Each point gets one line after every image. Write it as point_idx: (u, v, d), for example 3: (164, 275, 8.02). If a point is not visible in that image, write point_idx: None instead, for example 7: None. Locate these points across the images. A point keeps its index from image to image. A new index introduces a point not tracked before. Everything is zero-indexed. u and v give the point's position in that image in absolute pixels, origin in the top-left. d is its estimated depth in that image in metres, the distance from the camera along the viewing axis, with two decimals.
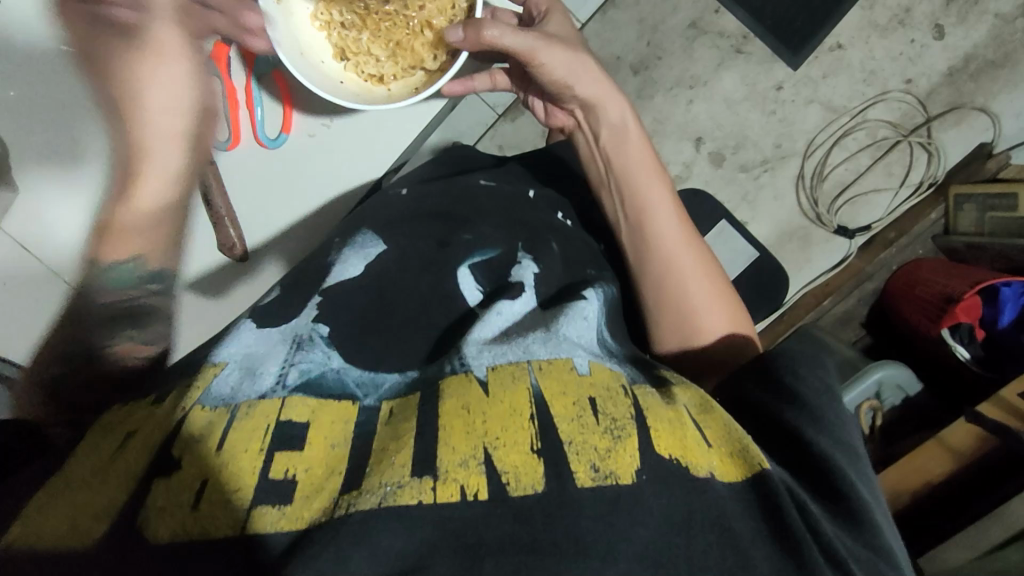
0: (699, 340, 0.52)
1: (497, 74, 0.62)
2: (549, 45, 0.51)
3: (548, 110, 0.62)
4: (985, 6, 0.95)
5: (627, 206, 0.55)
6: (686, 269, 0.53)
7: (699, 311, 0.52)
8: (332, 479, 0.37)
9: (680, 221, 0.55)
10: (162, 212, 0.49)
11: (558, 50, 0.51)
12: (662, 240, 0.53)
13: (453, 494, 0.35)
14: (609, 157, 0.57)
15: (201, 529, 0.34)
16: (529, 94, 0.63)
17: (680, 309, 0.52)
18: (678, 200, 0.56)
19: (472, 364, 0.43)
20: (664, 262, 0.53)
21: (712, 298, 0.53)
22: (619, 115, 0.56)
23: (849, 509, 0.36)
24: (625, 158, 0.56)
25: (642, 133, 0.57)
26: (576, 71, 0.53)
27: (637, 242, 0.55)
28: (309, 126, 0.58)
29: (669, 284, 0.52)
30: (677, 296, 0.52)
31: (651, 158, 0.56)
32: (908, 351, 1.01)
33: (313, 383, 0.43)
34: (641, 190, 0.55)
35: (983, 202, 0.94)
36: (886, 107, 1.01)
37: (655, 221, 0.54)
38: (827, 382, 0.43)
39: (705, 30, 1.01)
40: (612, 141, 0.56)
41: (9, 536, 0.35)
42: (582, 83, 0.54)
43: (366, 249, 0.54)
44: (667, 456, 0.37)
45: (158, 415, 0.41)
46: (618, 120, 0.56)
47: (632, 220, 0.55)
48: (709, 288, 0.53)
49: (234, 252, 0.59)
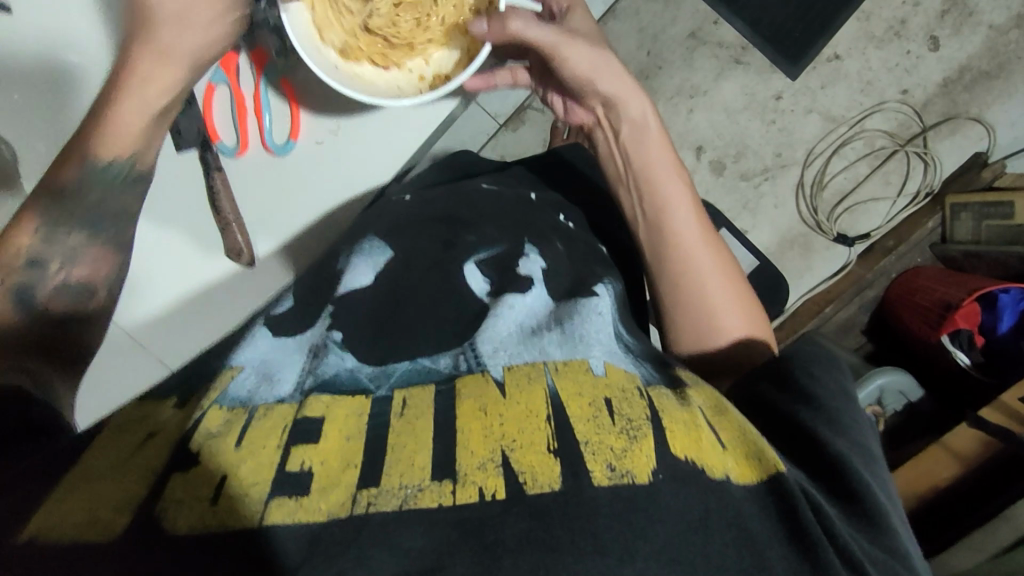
0: (716, 340, 0.53)
1: (517, 71, 0.64)
2: (573, 41, 0.53)
3: (568, 108, 0.62)
4: (978, 19, 0.98)
5: (646, 206, 0.56)
6: (703, 270, 0.53)
7: (718, 311, 0.53)
8: (349, 472, 0.37)
9: (699, 220, 0.55)
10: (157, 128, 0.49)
11: (581, 46, 0.53)
12: (681, 241, 0.54)
13: (472, 495, 0.35)
14: (627, 155, 0.57)
15: (219, 521, 0.34)
16: (549, 90, 0.63)
17: (699, 309, 0.53)
18: (697, 199, 0.57)
19: (488, 363, 0.43)
20: (683, 261, 0.53)
21: (731, 297, 0.53)
22: (640, 110, 0.55)
23: (865, 509, 0.36)
24: (647, 154, 0.56)
25: (661, 128, 0.57)
26: (599, 67, 0.54)
27: (656, 240, 0.55)
28: (316, 135, 0.59)
29: (686, 285, 0.53)
30: (695, 296, 0.53)
31: (671, 156, 0.56)
32: (907, 359, 1.01)
33: (328, 382, 0.43)
34: (660, 190, 0.55)
35: (979, 210, 0.95)
36: (882, 117, 1.03)
37: (675, 219, 0.54)
38: (842, 384, 0.44)
39: (704, 40, 1.03)
40: (632, 139, 0.56)
41: (28, 528, 0.35)
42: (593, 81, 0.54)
43: (374, 255, 0.54)
44: (682, 457, 0.37)
45: (179, 418, 0.42)
46: (638, 117, 0.56)
47: (651, 217, 0.55)
48: (726, 288, 0.53)
49: (243, 257, 0.59)
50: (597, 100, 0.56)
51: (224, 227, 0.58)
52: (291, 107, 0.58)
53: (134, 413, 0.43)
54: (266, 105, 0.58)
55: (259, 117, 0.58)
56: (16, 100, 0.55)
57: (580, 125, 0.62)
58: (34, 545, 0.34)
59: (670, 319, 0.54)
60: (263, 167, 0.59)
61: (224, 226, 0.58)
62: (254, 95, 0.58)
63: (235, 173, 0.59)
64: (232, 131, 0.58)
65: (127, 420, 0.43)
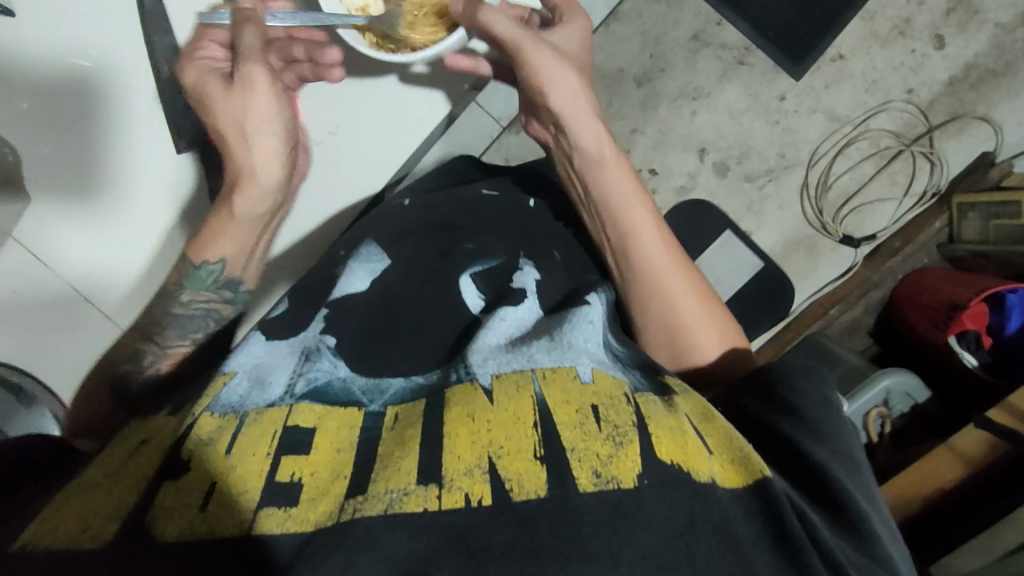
0: (692, 357, 0.53)
1: None
2: (538, 46, 0.52)
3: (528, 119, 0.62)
4: (984, 17, 0.97)
5: (608, 232, 0.55)
6: (671, 294, 0.53)
7: (690, 328, 0.52)
8: (338, 483, 0.37)
9: (664, 242, 0.55)
10: (238, 221, 0.55)
11: (546, 53, 0.52)
12: (648, 262, 0.53)
13: (457, 501, 0.35)
14: (585, 182, 0.56)
15: (209, 528, 0.35)
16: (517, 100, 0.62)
17: (672, 330, 0.52)
18: (661, 219, 0.56)
19: (477, 372, 0.43)
20: (652, 283, 0.53)
21: (701, 314, 0.53)
22: (593, 136, 0.55)
23: (847, 517, 0.36)
24: (604, 181, 0.55)
25: (617, 152, 0.56)
26: (555, 81, 0.53)
27: (621, 265, 0.54)
28: (315, 134, 0.59)
29: (653, 305, 0.53)
30: (667, 319, 0.52)
31: (629, 179, 0.56)
32: (915, 360, 1.00)
33: (321, 391, 0.44)
34: (621, 215, 0.55)
35: (988, 210, 0.93)
36: (887, 116, 1.02)
37: (637, 245, 0.54)
38: (823, 391, 0.43)
39: (707, 42, 1.03)
40: (588, 166, 0.56)
41: (23, 535, 0.35)
42: (558, 94, 0.54)
43: (371, 262, 0.55)
44: (668, 462, 0.37)
45: (171, 425, 0.43)
46: (592, 144, 0.55)
47: (615, 244, 0.55)
48: (694, 307, 0.53)
49: (246, 269, 0.59)
50: (551, 121, 0.57)
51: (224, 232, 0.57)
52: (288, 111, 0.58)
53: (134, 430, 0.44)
54: None
55: None
56: (26, 109, 0.56)
57: (540, 142, 0.62)
58: (27, 553, 0.34)
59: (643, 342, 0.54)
60: None
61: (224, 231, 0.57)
62: None
63: None
64: None
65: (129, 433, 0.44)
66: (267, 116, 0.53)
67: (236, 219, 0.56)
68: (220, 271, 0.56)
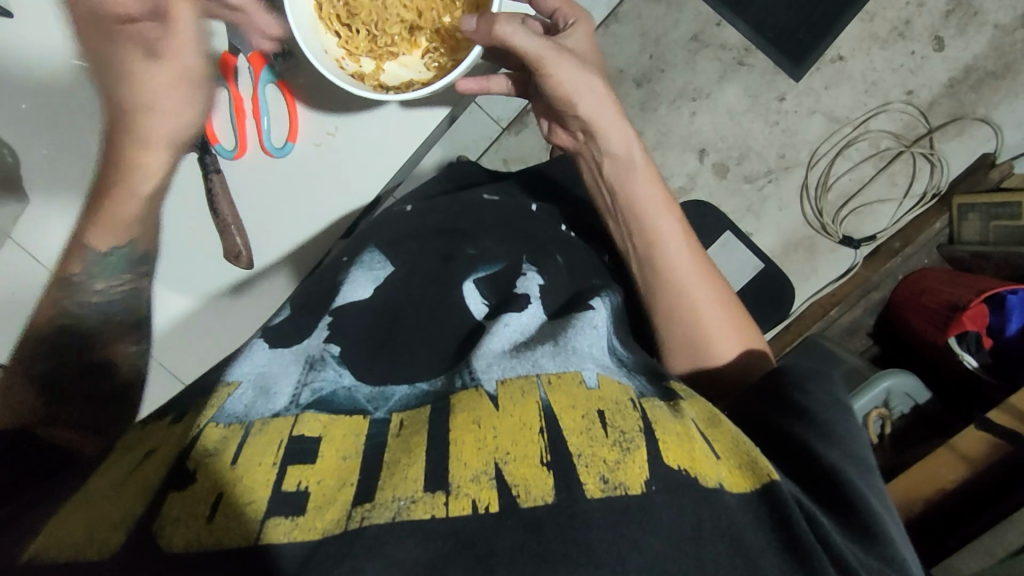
0: (713, 363, 0.52)
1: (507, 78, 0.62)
2: (560, 57, 0.52)
3: (551, 128, 0.62)
4: (983, 18, 0.97)
5: (633, 237, 0.55)
6: (696, 299, 0.53)
7: (713, 334, 0.52)
8: (344, 490, 0.37)
9: (689, 248, 0.55)
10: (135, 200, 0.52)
11: (569, 63, 0.52)
12: (673, 267, 0.53)
13: (464, 508, 0.35)
14: (612, 187, 0.57)
15: (215, 539, 0.35)
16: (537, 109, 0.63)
17: (695, 335, 0.52)
18: (686, 225, 0.56)
19: (482, 377, 0.43)
20: (677, 287, 0.53)
21: (725, 320, 0.53)
22: (622, 141, 0.55)
23: (862, 521, 0.36)
24: (630, 186, 0.55)
25: (645, 157, 0.56)
26: (582, 89, 0.53)
27: (647, 269, 0.54)
28: (315, 135, 0.59)
29: (679, 309, 0.52)
30: (691, 324, 0.52)
31: (657, 185, 0.56)
32: (915, 361, 1.00)
33: (326, 401, 0.44)
34: (648, 219, 0.54)
35: (988, 211, 0.93)
36: (887, 118, 1.02)
37: (664, 250, 0.54)
38: (835, 397, 0.43)
39: (706, 43, 1.03)
40: (615, 171, 0.56)
41: (27, 543, 0.35)
42: (587, 102, 0.54)
43: (374, 271, 0.55)
44: (677, 468, 0.37)
45: (176, 434, 0.43)
46: (621, 148, 0.55)
47: (641, 249, 0.55)
48: (718, 313, 0.53)
49: (241, 260, 0.60)
50: (580, 128, 0.57)
51: (222, 228, 0.59)
52: (288, 111, 0.59)
53: (136, 435, 0.44)
54: (264, 110, 0.58)
55: (257, 119, 0.58)
56: (23, 109, 0.56)
57: (562, 148, 0.62)
58: (32, 563, 0.34)
59: (665, 347, 0.54)
60: (263, 170, 0.60)
61: (222, 227, 0.59)
62: (253, 97, 0.59)
63: (234, 177, 0.60)
64: (231, 135, 0.59)
65: (132, 441, 0.44)
66: (179, 100, 0.49)
67: (134, 201, 0.52)
68: (132, 248, 0.54)
